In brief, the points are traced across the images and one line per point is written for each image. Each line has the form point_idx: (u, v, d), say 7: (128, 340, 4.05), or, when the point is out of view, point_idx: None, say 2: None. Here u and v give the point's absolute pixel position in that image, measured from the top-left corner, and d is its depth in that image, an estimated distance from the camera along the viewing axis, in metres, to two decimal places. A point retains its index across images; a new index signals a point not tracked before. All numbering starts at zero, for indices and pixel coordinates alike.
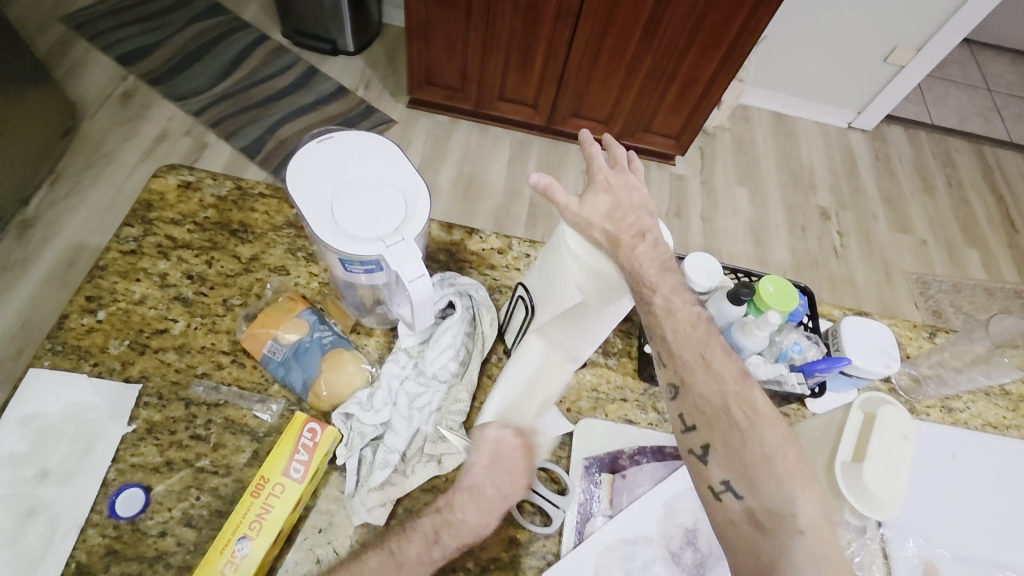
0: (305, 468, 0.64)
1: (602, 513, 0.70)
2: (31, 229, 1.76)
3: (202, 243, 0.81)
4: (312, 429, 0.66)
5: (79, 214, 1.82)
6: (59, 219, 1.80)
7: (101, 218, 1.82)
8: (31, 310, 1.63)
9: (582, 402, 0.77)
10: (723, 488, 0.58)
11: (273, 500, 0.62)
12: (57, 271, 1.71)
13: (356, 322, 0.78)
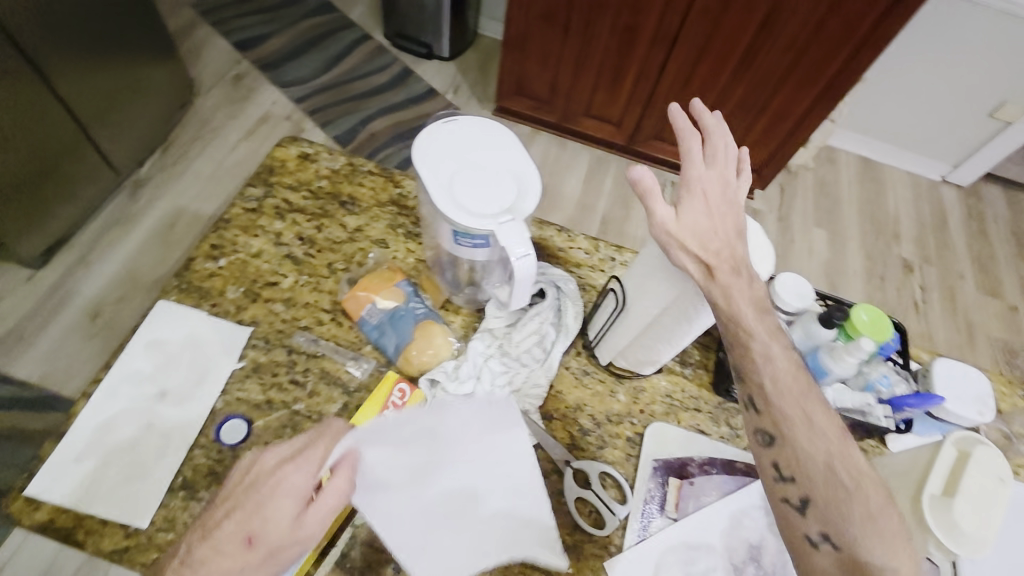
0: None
1: (666, 515, 0.71)
2: (141, 188, 1.92)
3: (315, 210, 0.87)
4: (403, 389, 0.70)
5: (184, 179, 1.96)
6: (166, 182, 1.95)
7: (202, 185, 1.96)
8: (133, 261, 1.76)
9: (657, 406, 0.79)
10: (797, 504, 0.57)
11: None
12: (159, 228, 1.85)
13: (446, 299, 0.82)
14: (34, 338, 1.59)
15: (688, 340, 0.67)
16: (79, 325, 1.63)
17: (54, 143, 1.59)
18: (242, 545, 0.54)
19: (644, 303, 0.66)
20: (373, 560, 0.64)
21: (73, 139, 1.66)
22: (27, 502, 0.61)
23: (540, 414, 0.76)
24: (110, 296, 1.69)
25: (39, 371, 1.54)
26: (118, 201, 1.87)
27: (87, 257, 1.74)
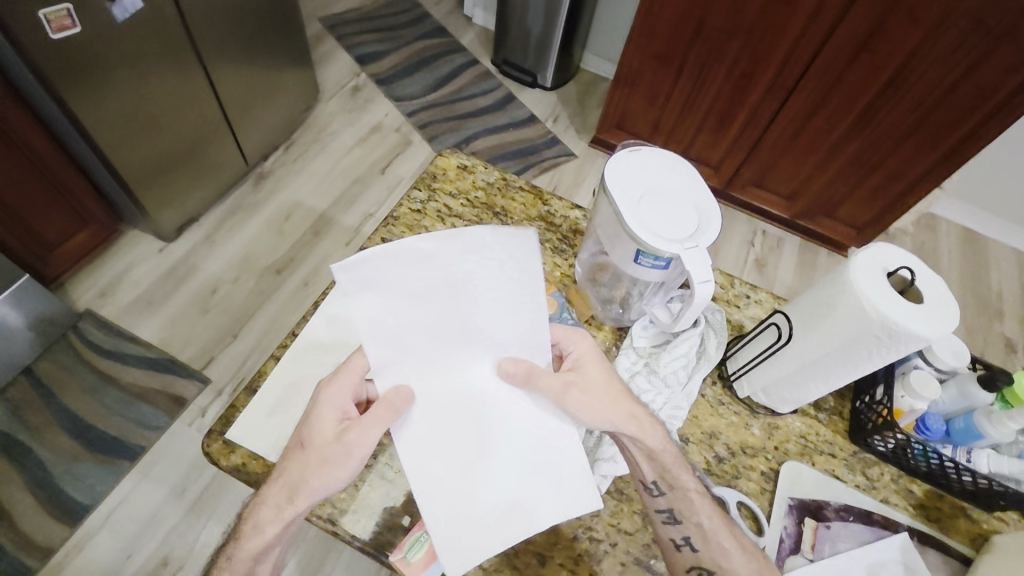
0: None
1: (803, 554, 0.72)
2: (264, 181, 2.07)
3: (471, 217, 0.95)
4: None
5: (301, 176, 2.11)
6: (285, 177, 2.09)
7: (317, 183, 2.10)
8: (250, 245, 1.90)
9: (790, 445, 0.80)
10: (682, 538, 0.66)
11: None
12: (275, 217, 1.98)
13: (592, 316, 0.86)
14: (160, 305, 1.73)
15: (845, 382, 0.68)
16: (198, 299, 1.76)
17: (197, 127, 1.74)
18: (298, 448, 0.62)
19: (814, 342, 0.66)
20: (520, 549, 0.67)
21: (217, 127, 1.82)
22: (225, 445, 0.68)
23: (680, 436, 0.78)
24: (228, 276, 1.82)
25: (161, 336, 1.67)
26: (242, 189, 2.03)
27: (212, 237, 1.89)
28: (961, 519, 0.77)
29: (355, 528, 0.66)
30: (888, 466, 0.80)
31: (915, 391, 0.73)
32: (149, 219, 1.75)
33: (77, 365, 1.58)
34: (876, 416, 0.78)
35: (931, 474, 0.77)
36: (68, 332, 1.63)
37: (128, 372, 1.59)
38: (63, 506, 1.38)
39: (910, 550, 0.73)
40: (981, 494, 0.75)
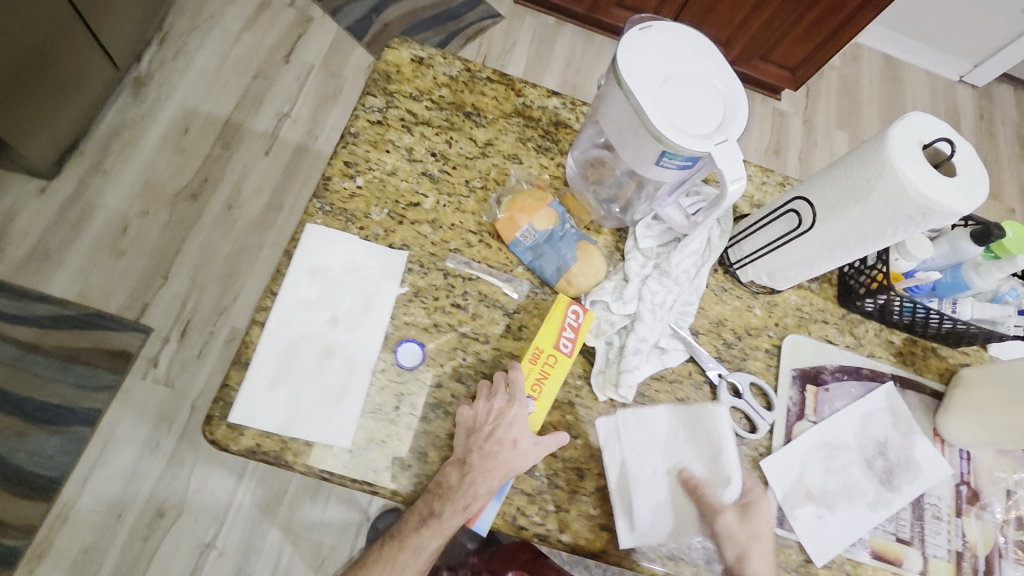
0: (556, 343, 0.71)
1: (808, 418, 0.78)
2: (145, 87, 1.72)
3: (441, 122, 0.82)
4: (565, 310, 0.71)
5: (188, 77, 1.76)
6: (170, 80, 1.74)
7: (210, 84, 1.77)
8: (152, 169, 1.63)
9: (788, 319, 0.84)
10: None
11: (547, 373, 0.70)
12: (172, 132, 1.68)
13: (591, 221, 0.81)
14: (63, 256, 1.48)
15: (857, 259, 0.69)
16: (107, 241, 1.52)
17: (48, 28, 1.35)
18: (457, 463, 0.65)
19: (841, 226, 0.64)
20: (559, 469, 0.69)
21: (69, 26, 1.41)
22: (231, 430, 0.62)
23: (691, 330, 0.79)
24: (134, 209, 1.57)
25: (76, 290, 1.46)
26: (121, 100, 1.68)
27: (101, 165, 1.59)
28: (931, 358, 0.86)
29: (394, 485, 0.64)
30: (871, 323, 0.86)
31: (909, 253, 0.76)
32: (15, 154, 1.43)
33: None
34: (863, 282, 0.82)
35: (907, 325, 0.85)
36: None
37: (49, 337, 1.40)
38: (25, 487, 1.28)
39: (894, 397, 0.81)
40: (949, 336, 0.84)
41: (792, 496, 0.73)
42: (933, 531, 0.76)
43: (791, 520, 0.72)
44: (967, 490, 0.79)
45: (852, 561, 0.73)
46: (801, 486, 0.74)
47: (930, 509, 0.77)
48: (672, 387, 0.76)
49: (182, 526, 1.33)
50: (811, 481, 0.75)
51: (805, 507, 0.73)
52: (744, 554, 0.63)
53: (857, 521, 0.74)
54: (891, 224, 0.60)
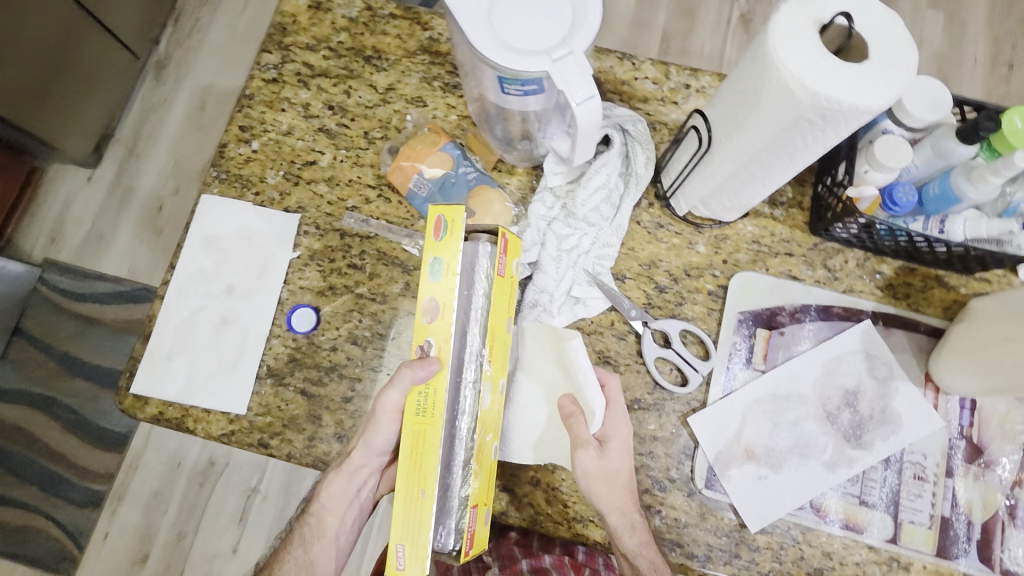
0: (442, 270, 0.52)
1: (754, 367, 0.68)
2: (166, 70, 1.57)
3: (339, 71, 0.77)
4: (440, 221, 0.53)
5: (200, 53, 1.57)
6: (187, 59, 1.57)
7: (223, 58, 1.57)
8: (178, 149, 1.53)
9: (741, 255, 0.71)
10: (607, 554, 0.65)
11: (431, 312, 0.53)
12: (196, 111, 1.56)
13: (498, 160, 0.73)
14: (115, 240, 1.47)
15: (783, 180, 0.57)
16: (148, 222, 1.49)
17: (65, 34, 1.23)
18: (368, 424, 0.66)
19: (742, 140, 0.54)
20: None
21: (82, 31, 1.27)
22: (137, 399, 0.67)
23: (613, 276, 0.70)
24: (168, 189, 1.51)
25: (126, 268, 1.46)
26: (146, 86, 1.56)
27: (138, 149, 1.52)
28: (934, 289, 0.70)
29: (288, 448, 0.66)
30: (854, 251, 0.71)
31: (879, 164, 0.59)
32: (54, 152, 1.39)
33: (57, 316, 1.42)
34: (836, 202, 0.66)
35: (902, 251, 0.68)
36: (35, 286, 1.43)
37: (109, 311, 1.43)
38: (104, 440, 1.36)
39: (873, 336, 0.68)
40: (959, 262, 0.66)
41: (727, 455, 0.65)
42: (913, 494, 0.65)
43: (722, 482, 0.65)
44: (965, 445, 0.66)
45: (799, 526, 0.64)
46: (739, 444, 0.66)
47: (910, 468, 0.65)
48: (590, 340, 0.69)
49: (231, 472, 1.34)
50: (752, 438, 0.66)
51: (742, 467, 0.65)
52: (596, 487, 0.59)
53: (808, 482, 0.65)
54: (790, 130, 0.49)
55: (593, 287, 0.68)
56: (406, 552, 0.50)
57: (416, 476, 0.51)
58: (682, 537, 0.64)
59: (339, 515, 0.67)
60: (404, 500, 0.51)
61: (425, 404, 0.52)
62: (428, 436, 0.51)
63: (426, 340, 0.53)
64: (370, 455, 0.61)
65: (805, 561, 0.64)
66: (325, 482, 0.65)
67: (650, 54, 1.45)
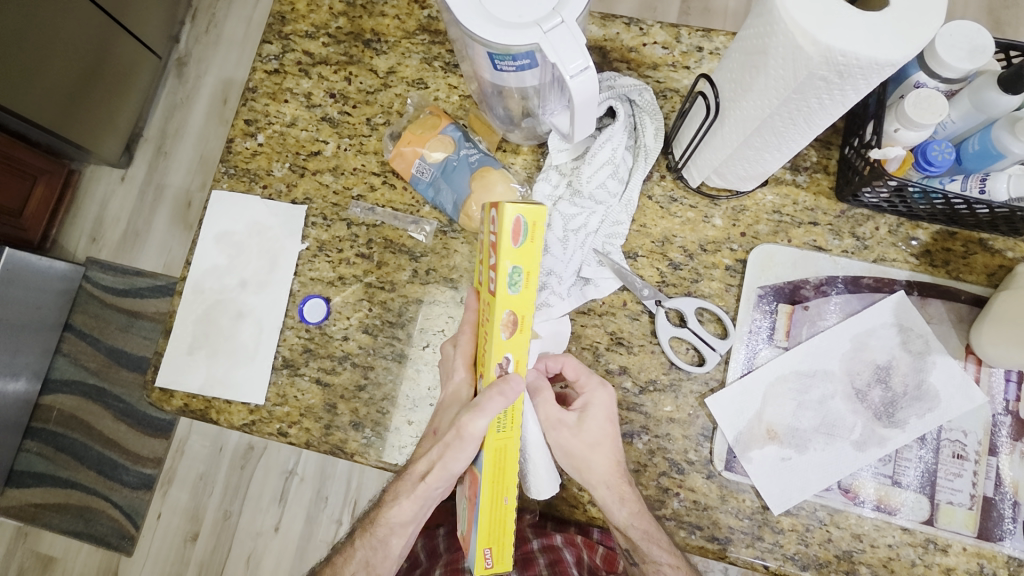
0: (523, 281, 0.46)
1: (776, 344, 0.65)
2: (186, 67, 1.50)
3: (338, 58, 0.75)
4: (519, 223, 0.45)
5: (220, 49, 1.50)
6: (204, 55, 1.50)
7: (240, 50, 1.50)
8: (205, 144, 1.47)
9: (761, 226, 0.67)
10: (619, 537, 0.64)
11: (511, 328, 0.48)
12: (221, 106, 1.49)
13: (502, 140, 0.71)
14: (148, 236, 1.43)
15: (800, 147, 0.53)
16: (180, 217, 1.45)
17: (87, 34, 1.18)
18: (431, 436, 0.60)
19: (752, 105, 0.50)
20: None
21: (103, 31, 1.22)
22: (163, 392, 0.70)
23: (625, 255, 0.68)
24: (196, 183, 1.46)
25: (162, 263, 1.42)
26: (168, 85, 1.49)
27: (164, 147, 1.48)
28: (976, 254, 0.65)
29: (306, 437, 0.67)
30: (886, 217, 0.66)
31: (910, 122, 0.54)
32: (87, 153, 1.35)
33: (104, 309, 1.39)
34: (865, 164, 0.61)
35: (940, 215, 0.62)
36: (80, 283, 1.41)
37: (152, 304, 1.39)
38: (152, 424, 1.34)
39: (907, 308, 0.64)
40: (1003, 224, 0.60)
41: (747, 437, 0.63)
42: (951, 473, 0.61)
43: (743, 464, 0.63)
44: (1011, 421, 0.62)
45: (826, 508, 0.62)
46: (761, 424, 0.63)
47: (948, 447, 0.62)
48: (602, 321, 0.67)
49: (271, 454, 1.32)
50: (774, 418, 0.63)
51: (764, 448, 0.63)
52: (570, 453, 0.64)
53: (834, 463, 0.62)
54: (801, 91, 0.45)
55: (602, 267, 0.66)
56: (494, 554, 0.50)
57: (500, 486, 0.50)
58: (703, 519, 0.63)
59: (406, 537, 0.65)
60: (491, 512, 0.50)
61: (504, 419, 0.51)
62: (509, 451, 0.52)
63: (505, 356, 0.49)
64: (447, 477, 0.56)
65: (834, 544, 0.62)
66: (396, 504, 0.62)
67: (670, 16, 1.37)
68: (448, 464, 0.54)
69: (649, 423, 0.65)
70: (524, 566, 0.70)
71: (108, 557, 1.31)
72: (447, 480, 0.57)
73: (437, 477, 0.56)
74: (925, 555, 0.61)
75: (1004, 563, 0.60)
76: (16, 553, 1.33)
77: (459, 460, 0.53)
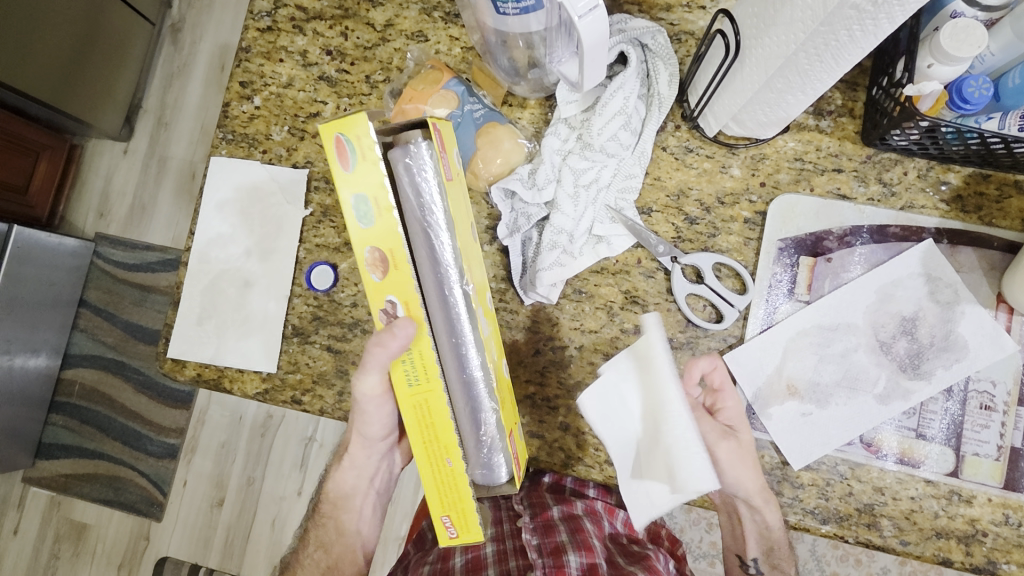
0: (372, 209, 0.46)
1: (798, 298, 0.63)
2: (181, 33, 1.44)
3: (333, 12, 0.72)
4: (340, 142, 0.45)
5: (213, 13, 1.45)
6: (196, 19, 1.45)
7: (234, 14, 1.45)
8: (204, 115, 1.43)
9: (781, 175, 0.64)
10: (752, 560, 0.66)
11: (378, 265, 0.47)
12: (220, 72, 1.44)
13: (508, 93, 0.68)
14: (155, 208, 1.42)
15: (826, 88, 0.49)
16: (185, 188, 1.42)
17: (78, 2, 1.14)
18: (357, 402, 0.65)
19: (774, 42, 0.47)
20: None
21: None
22: (176, 363, 0.70)
23: (638, 211, 0.65)
24: (199, 155, 1.42)
25: (170, 237, 1.40)
26: (163, 53, 1.43)
27: (165, 119, 1.44)
28: (1011, 198, 0.62)
29: (320, 403, 0.67)
30: (915, 160, 0.63)
31: (945, 56, 0.50)
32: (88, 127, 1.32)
33: (116, 285, 1.39)
34: (894, 104, 0.57)
35: (975, 156, 0.59)
36: (91, 260, 1.40)
37: (162, 278, 1.38)
38: (172, 396, 1.36)
39: (935, 256, 0.61)
40: None
41: (767, 393, 0.62)
42: (978, 424, 0.60)
43: (763, 421, 0.62)
44: None
45: (847, 462, 0.61)
46: (781, 380, 0.62)
47: (976, 398, 0.60)
48: (616, 280, 0.65)
49: (289, 422, 1.33)
50: (794, 373, 0.62)
51: (784, 404, 0.62)
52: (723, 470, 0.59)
53: (857, 417, 0.61)
54: (827, 24, 0.42)
55: (616, 224, 0.64)
56: (454, 521, 0.50)
57: (434, 446, 0.49)
58: None
59: (357, 510, 0.69)
60: (433, 474, 0.50)
61: (414, 369, 0.49)
62: (432, 404, 0.49)
63: (389, 299, 0.48)
64: (370, 443, 0.63)
65: (855, 497, 0.61)
66: (332, 479, 0.69)
67: None
68: (363, 429, 0.60)
69: None
70: (544, 532, 0.65)
71: (139, 522, 1.35)
72: (374, 445, 0.64)
73: (363, 445, 0.64)
74: (948, 507, 0.60)
75: None
76: (51, 521, 1.38)
77: (371, 422, 0.59)
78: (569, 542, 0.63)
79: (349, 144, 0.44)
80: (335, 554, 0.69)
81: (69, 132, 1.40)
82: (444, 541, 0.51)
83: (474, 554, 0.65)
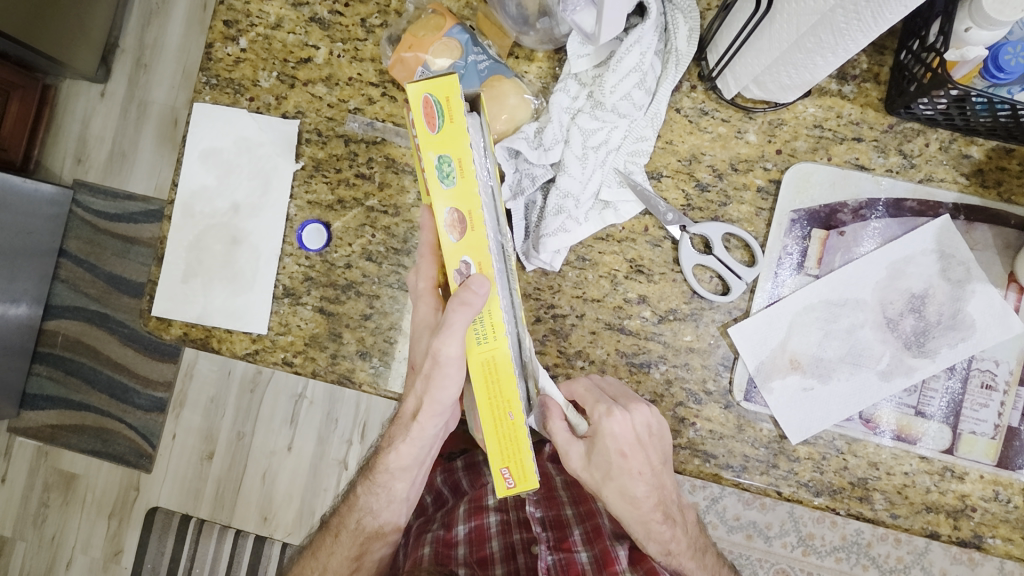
0: (455, 169, 0.44)
1: (807, 272, 0.61)
2: None
3: None
4: (430, 104, 0.43)
5: None
6: None
7: None
8: (187, 56, 1.35)
9: (798, 143, 0.61)
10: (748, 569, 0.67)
11: (458, 226, 0.45)
12: (202, 11, 1.36)
13: (514, 44, 0.63)
14: (136, 154, 1.35)
15: (859, 49, 0.45)
16: (167, 135, 1.35)
17: None
18: (410, 372, 0.57)
19: None
20: (398, 335, 0.65)
21: None
22: (160, 321, 0.67)
23: (647, 175, 0.62)
24: (181, 100, 1.35)
25: (153, 186, 1.34)
26: None
27: (143, 59, 1.35)
28: None
29: (312, 367, 0.65)
30: (938, 132, 0.60)
31: (985, 19, 0.46)
32: (61, 67, 1.24)
33: (97, 235, 1.33)
34: (925, 70, 0.54)
35: (1001, 129, 0.56)
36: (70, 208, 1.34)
37: (145, 230, 1.33)
38: (158, 350, 1.34)
39: (950, 233, 0.60)
40: None
41: (769, 367, 0.61)
42: (977, 403, 0.60)
43: (763, 395, 0.61)
44: None
45: (845, 437, 0.61)
46: (784, 355, 0.61)
47: (977, 377, 0.60)
48: (621, 248, 0.62)
49: (278, 379, 1.32)
50: (799, 348, 0.61)
51: (786, 378, 0.61)
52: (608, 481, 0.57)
53: (859, 393, 0.60)
54: None
55: (626, 189, 0.61)
56: (514, 473, 0.48)
57: (499, 401, 0.47)
58: (717, 448, 0.61)
59: (410, 481, 0.63)
60: (496, 430, 0.47)
61: (483, 328, 0.47)
62: (500, 363, 0.47)
63: (464, 259, 0.46)
64: (439, 412, 0.55)
65: (849, 472, 0.61)
66: (392, 450, 0.60)
67: None
68: (436, 395, 0.52)
69: (667, 353, 0.62)
70: (547, 504, 0.67)
71: (128, 474, 1.35)
72: (443, 413, 0.55)
73: (431, 413, 0.55)
74: (940, 483, 0.60)
75: (1019, 489, 0.60)
76: (39, 471, 1.38)
77: (447, 387, 0.51)
78: (572, 515, 0.65)
79: (440, 104, 0.42)
80: (381, 519, 0.64)
81: (41, 71, 1.31)
82: (501, 492, 0.48)
83: (478, 524, 0.66)
